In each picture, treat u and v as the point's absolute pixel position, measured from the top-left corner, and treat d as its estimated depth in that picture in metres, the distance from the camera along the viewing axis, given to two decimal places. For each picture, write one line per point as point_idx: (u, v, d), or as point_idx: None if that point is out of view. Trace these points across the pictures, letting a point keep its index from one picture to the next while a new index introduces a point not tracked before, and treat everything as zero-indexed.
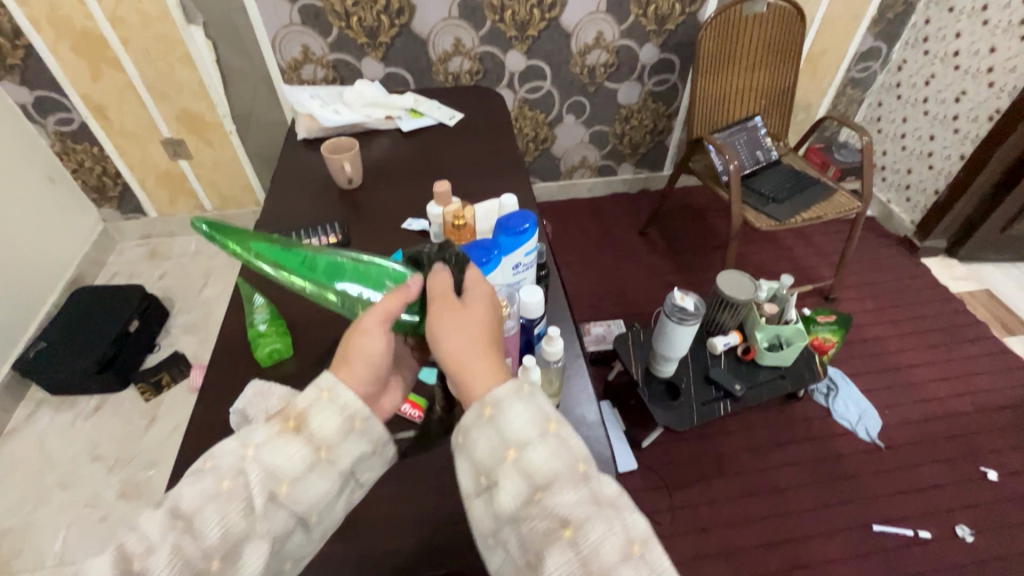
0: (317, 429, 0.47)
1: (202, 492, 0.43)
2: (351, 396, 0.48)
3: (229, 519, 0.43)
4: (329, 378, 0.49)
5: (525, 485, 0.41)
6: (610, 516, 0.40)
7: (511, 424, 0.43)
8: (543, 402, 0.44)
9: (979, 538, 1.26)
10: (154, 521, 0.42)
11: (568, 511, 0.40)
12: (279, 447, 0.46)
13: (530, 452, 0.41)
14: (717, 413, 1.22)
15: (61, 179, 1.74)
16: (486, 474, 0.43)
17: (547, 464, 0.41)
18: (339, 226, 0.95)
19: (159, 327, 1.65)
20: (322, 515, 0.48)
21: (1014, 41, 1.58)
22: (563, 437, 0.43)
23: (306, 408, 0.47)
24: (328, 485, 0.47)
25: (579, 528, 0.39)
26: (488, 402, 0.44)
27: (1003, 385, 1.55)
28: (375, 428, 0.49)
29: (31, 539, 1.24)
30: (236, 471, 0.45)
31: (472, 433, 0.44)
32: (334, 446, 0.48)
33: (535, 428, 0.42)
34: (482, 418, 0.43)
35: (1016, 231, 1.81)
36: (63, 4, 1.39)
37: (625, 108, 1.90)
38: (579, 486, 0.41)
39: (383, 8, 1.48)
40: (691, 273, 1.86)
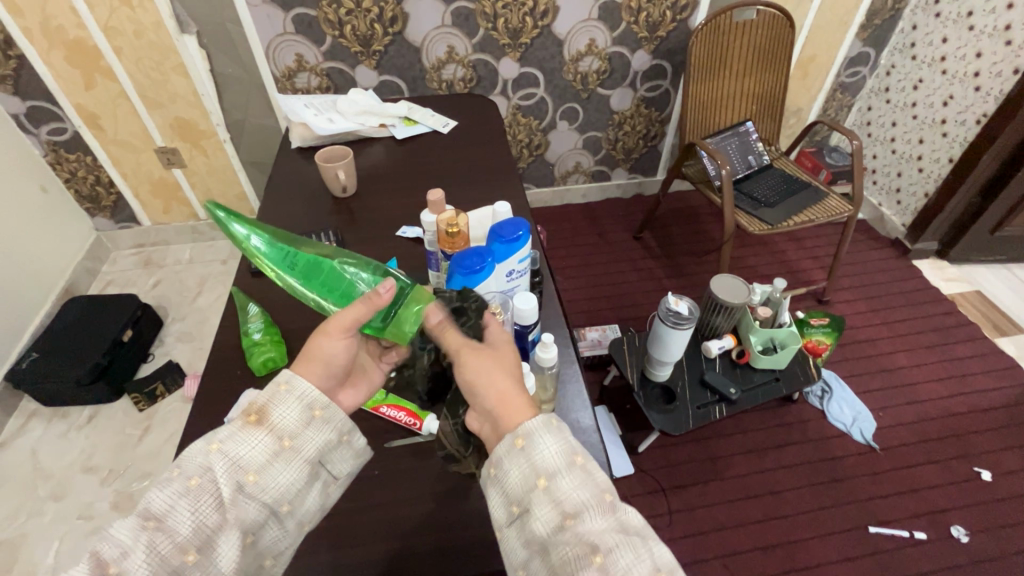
0: (279, 420, 0.50)
1: (171, 491, 0.45)
2: (308, 386, 0.51)
3: (200, 514, 0.45)
4: (287, 375, 0.52)
5: (556, 512, 0.44)
6: (636, 544, 0.42)
7: (541, 453, 0.46)
8: (570, 435, 0.48)
9: (974, 538, 1.27)
10: (124, 524, 0.44)
11: (596, 537, 0.42)
12: (242, 439, 0.48)
13: (560, 480, 0.45)
14: (712, 416, 1.23)
15: (55, 188, 1.73)
16: (518, 504, 0.46)
17: (575, 493, 0.44)
18: (334, 234, 0.96)
19: (153, 336, 1.64)
20: (294, 504, 0.50)
21: (1000, 46, 1.61)
22: (589, 468, 0.46)
23: (265, 401, 0.50)
24: (294, 473, 0.50)
25: (608, 556, 0.41)
26: (521, 434, 0.47)
27: (995, 385, 1.56)
28: (336, 417, 0.52)
29: (23, 552, 1.23)
30: (202, 468, 0.47)
31: (504, 463, 0.47)
32: (297, 436, 0.50)
33: (562, 459, 0.46)
34: (514, 449, 0.47)
35: (1006, 232, 1.83)
36: (56, 14, 1.39)
37: (618, 114, 1.91)
38: (606, 513, 0.44)
39: (377, 16, 1.49)
40: (685, 277, 1.87)
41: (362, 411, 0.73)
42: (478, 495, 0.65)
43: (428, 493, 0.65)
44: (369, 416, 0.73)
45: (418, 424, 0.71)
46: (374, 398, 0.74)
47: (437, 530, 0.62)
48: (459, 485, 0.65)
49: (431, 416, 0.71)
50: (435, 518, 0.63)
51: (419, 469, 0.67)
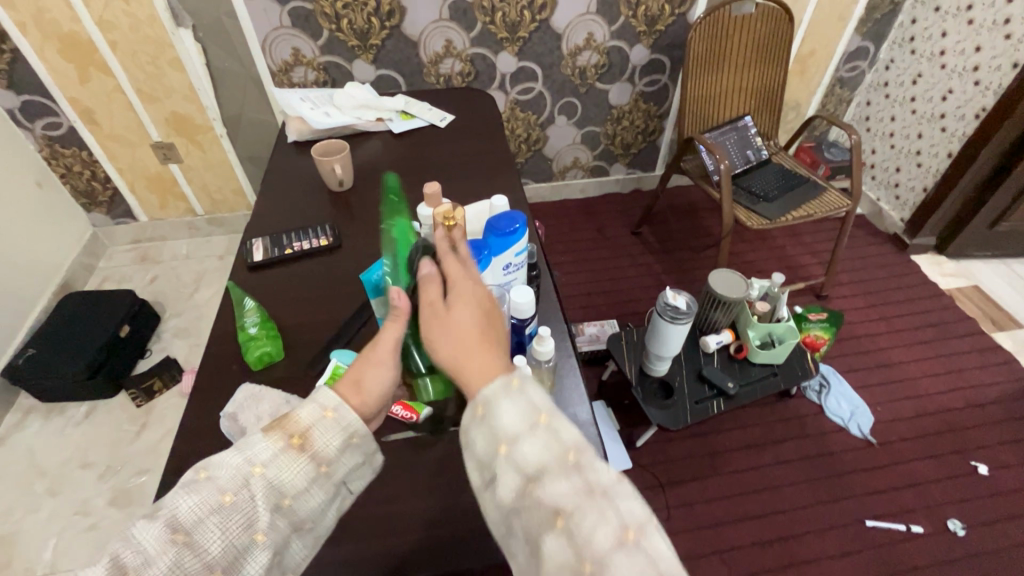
0: (320, 445, 0.48)
1: (203, 506, 0.44)
2: (355, 418, 0.50)
3: (230, 532, 0.44)
4: (333, 400, 0.50)
5: (518, 477, 0.39)
6: (601, 504, 0.36)
7: (500, 419, 0.41)
8: (533, 395, 0.42)
9: (970, 533, 1.27)
10: (151, 531, 0.43)
11: (558, 500, 0.37)
12: (284, 464, 0.47)
13: (520, 446, 0.40)
14: (711, 411, 1.23)
15: (51, 184, 1.73)
16: (485, 470, 0.41)
17: (533, 460, 0.39)
18: (331, 228, 0.95)
19: (150, 332, 1.64)
20: (317, 523, 0.50)
21: (999, 40, 1.60)
22: (554, 427, 0.40)
23: (309, 426, 0.49)
24: (324, 497, 0.49)
25: (570, 518, 0.36)
26: (480, 400, 0.42)
27: (992, 380, 1.57)
28: (372, 444, 0.51)
29: (20, 548, 1.22)
30: (238, 485, 0.46)
31: (469, 433, 0.42)
32: (333, 462, 0.49)
33: (523, 421, 0.40)
34: (476, 417, 0.42)
35: (1004, 228, 1.83)
36: (50, 7, 1.38)
37: (616, 109, 1.90)
38: (569, 475, 0.38)
39: (373, 10, 1.48)
40: (684, 272, 1.87)
41: None
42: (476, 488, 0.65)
43: (425, 488, 0.65)
44: None
45: (412, 415, 0.70)
46: None
47: (434, 525, 0.62)
48: (457, 480, 0.65)
49: (428, 410, 0.71)
50: (433, 513, 0.63)
51: (417, 464, 0.67)
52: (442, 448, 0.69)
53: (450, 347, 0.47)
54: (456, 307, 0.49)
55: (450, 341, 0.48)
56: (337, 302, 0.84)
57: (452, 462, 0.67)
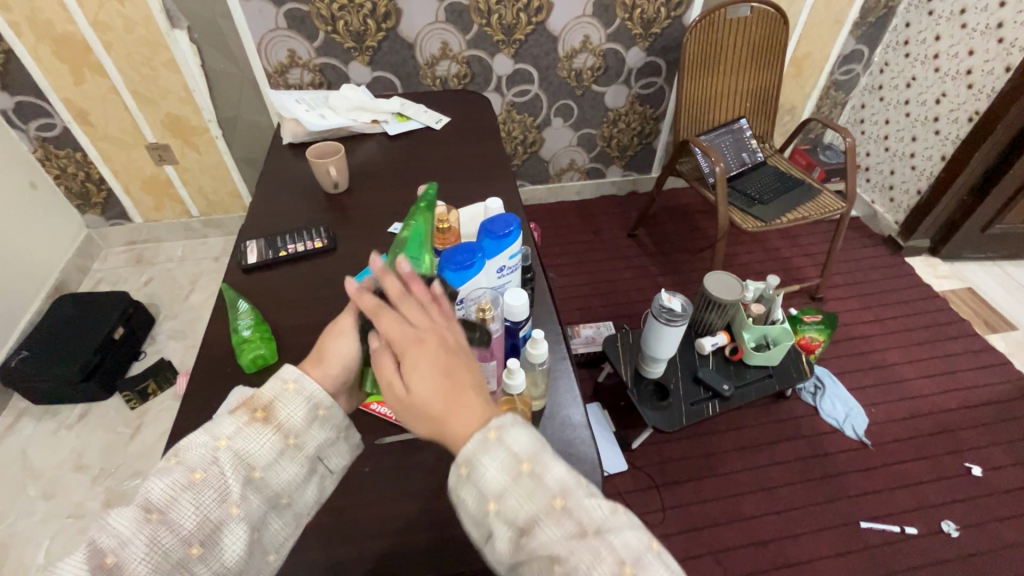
0: (285, 417, 0.50)
1: (174, 483, 0.45)
2: (316, 386, 0.52)
3: (203, 507, 0.45)
4: (294, 373, 0.53)
5: (511, 530, 0.41)
6: (594, 545, 0.39)
7: (484, 476, 0.42)
8: (512, 444, 0.43)
9: (964, 534, 1.27)
10: (125, 514, 0.43)
11: (551, 547, 0.40)
12: (250, 436, 0.48)
13: (509, 499, 0.41)
14: (706, 413, 1.23)
15: (45, 185, 1.72)
16: (481, 527, 0.43)
17: (523, 511, 0.41)
18: (326, 230, 0.95)
19: (144, 334, 1.63)
20: (294, 498, 0.50)
21: (992, 44, 1.61)
22: (537, 475, 0.42)
23: (272, 399, 0.50)
24: (297, 468, 0.50)
25: (567, 563, 0.39)
26: (463, 462, 0.43)
27: (986, 381, 1.57)
28: (339, 415, 0.53)
29: (13, 551, 1.22)
30: (208, 461, 0.46)
31: (459, 492, 0.44)
32: (301, 434, 0.51)
33: (507, 474, 0.42)
34: (461, 477, 0.43)
35: (997, 230, 1.84)
36: (44, 8, 1.37)
37: (613, 111, 1.91)
38: (560, 521, 0.40)
39: (369, 12, 1.48)
40: (679, 274, 1.88)
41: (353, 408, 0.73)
42: None
43: (418, 491, 0.65)
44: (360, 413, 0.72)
45: None
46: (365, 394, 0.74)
47: (427, 527, 0.62)
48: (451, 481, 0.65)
49: None
50: (426, 515, 0.63)
51: (410, 466, 0.67)
52: (436, 450, 0.69)
53: (426, 421, 0.46)
54: (413, 380, 0.46)
55: (423, 415, 0.46)
56: (331, 304, 0.84)
57: (445, 464, 0.67)
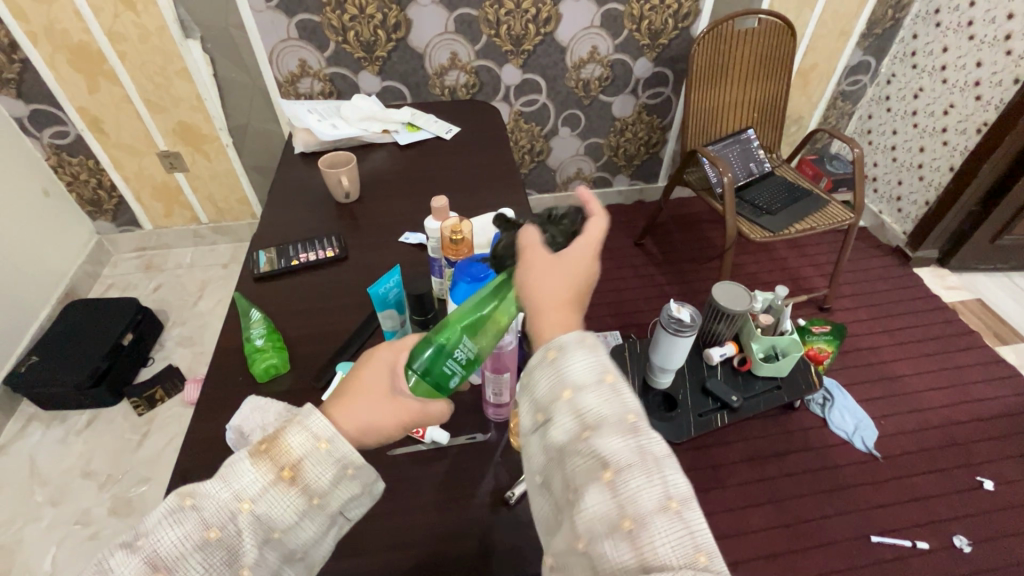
0: (311, 479, 0.47)
1: (188, 539, 0.44)
2: (348, 449, 0.48)
3: (213, 568, 0.44)
4: (327, 428, 0.48)
5: (576, 424, 0.44)
6: (651, 470, 0.41)
7: (570, 366, 0.45)
8: (603, 356, 0.46)
9: (976, 549, 1.26)
10: (131, 564, 0.42)
11: (610, 454, 0.42)
12: (273, 498, 0.46)
13: (584, 396, 0.44)
14: (714, 424, 1.22)
15: (57, 192, 1.74)
16: (542, 411, 0.46)
17: (597, 410, 0.43)
18: (338, 239, 0.96)
19: (153, 341, 1.64)
20: (309, 551, 0.49)
21: (1000, 55, 1.61)
22: (617, 389, 0.45)
23: (301, 458, 0.47)
24: (316, 527, 0.48)
25: (619, 473, 0.41)
26: (553, 346, 0.47)
27: (997, 394, 1.56)
28: (367, 474, 0.50)
29: (20, 557, 1.22)
30: (225, 520, 0.44)
31: (535, 373, 0.47)
32: (325, 494, 0.48)
33: (593, 374, 0.45)
34: (546, 362, 0.46)
35: (1006, 241, 1.83)
36: (60, 18, 1.39)
37: (619, 121, 1.91)
38: (626, 435, 0.43)
39: (380, 23, 1.49)
40: (686, 283, 1.88)
41: None
42: (481, 503, 0.65)
43: (432, 502, 0.65)
44: None
45: (420, 431, 0.71)
46: None
47: (440, 539, 0.62)
48: (463, 495, 0.65)
49: (434, 425, 0.71)
50: (437, 528, 0.62)
51: (422, 479, 0.67)
52: (449, 463, 0.69)
53: (564, 287, 0.51)
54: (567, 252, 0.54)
55: (549, 284, 0.51)
56: (342, 314, 0.84)
57: (457, 477, 0.67)
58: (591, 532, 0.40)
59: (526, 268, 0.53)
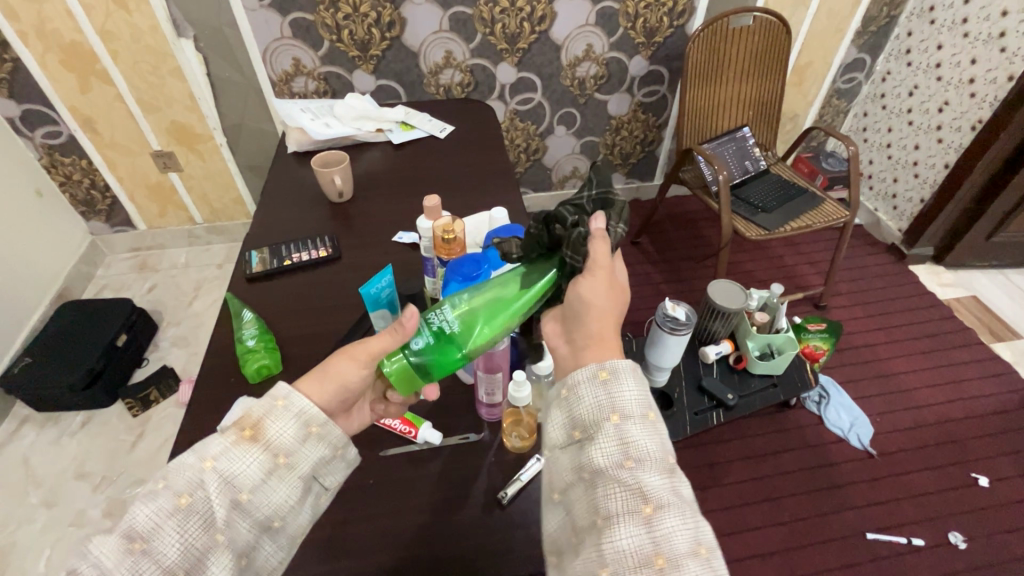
0: (274, 437, 0.48)
1: (159, 510, 0.43)
2: (306, 403, 0.50)
3: (189, 535, 0.43)
4: (283, 389, 0.51)
5: (619, 450, 0.44)
6: (685, 512, 0.42)
7: (623, 392, 0.46)
8: (648, 392, 0.48)
9: (972, 545, 1.26)
10: (107, 543, 0.42)
11: (650, 488, 0.43)
12: (238, 456, 0.46)
13: (631, 424, 0.45)
14: (710, 422, 1.23)
15: (50, 193, 1.73)
16: (582, 429, 0.46)
17: (640, 442, 0.44)
18: (330, 239, 0.96)
19: (148, 342, 1.63)
20: (287, 520, 0.49)
21: (994, 53, 1.62)
22: (658, 426, 0.46)
23: (260, 416, 0.48)
24: (289, 490, 0.48)
25: (656, 510, 0.42)
26: (606, 368, 0.47)
27: (992, 391, 1.56)
28: (332, 432, 0.51)
29: (13, 560, 1.21)
30: (194, 486, 0.45)
31: (581, 389, 0.47)
32: (292, 452, 0.49)
33: (639, 407, 0.46)
34: (596, 380, 0.47)
35: (1001, 238, 1.84)
36: (52, 17, 1.38)
37: (615, 119, 1.91)
38: (663, 473, 0.44)
39: (374, 21, 1.49)
40: (682, 282, 1.88)
41: None
42: (474, 503, 0.64)
43: (424, 503, 0.65)
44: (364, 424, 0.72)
45: (413, 432, 0.71)
46: None
47: (432, 540, 0.61)
48: (456, 495, 0.65)
49: (427, 424, 0.71)
50: (431, 529, 0.62)
51: (415, 479, 0.67)
52: (441, 463, 0.68)
53: (617, 306, 0.54)
54: (621, 273, 0.56)
55: (606, 299, 0.53)
56: (334, 314, 0.84)
57: (450, 476, 0.67)
58: (619, 563, 0.40)
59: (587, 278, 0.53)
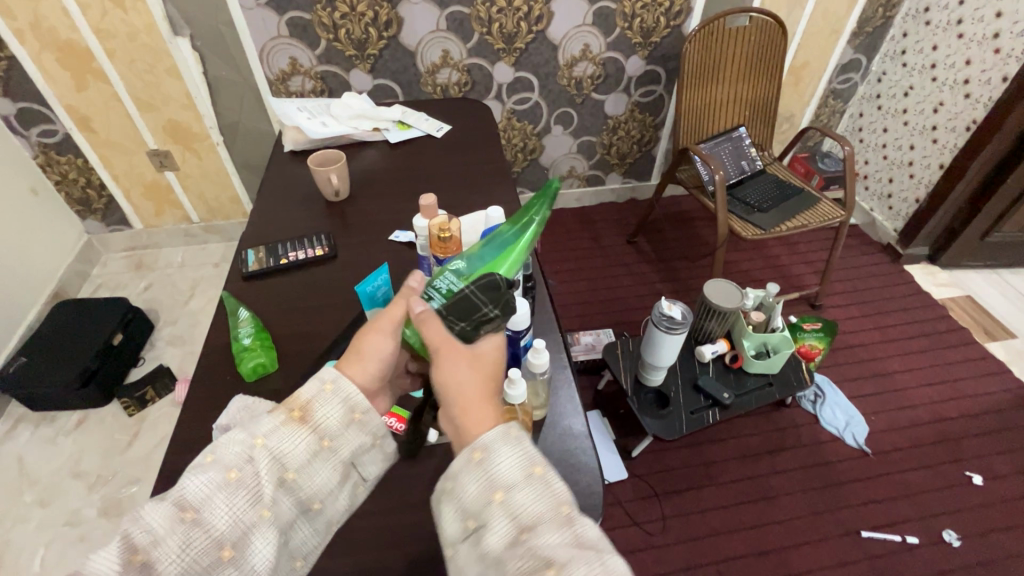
0: (320, 420, 0.50)
1: (211, 482, 0.45)
2: (352, 388, 0.51)
3: (237, 509, 0.45)
4: (332, 372, 0.52)
5: (510, 525, 0.43)
6: (593, 556, 0.41)
7: (499, 464, 0.45)
8: (531, 446, 0.47)
9: (965, 543, 1.27)
10: (162, 509, 0.44)
11: (550, 550, 0.41)
12: (287, 436, 0.48)
13: (515, 492, 0.44)
14: (706, 421, 1.22)
15: (46, 191, 1.72)
16: (474, 516, 0.45)
17: (529, 507, 0.43)
18: (327, 238, 0.96)
19: (144, 341, 1.63)
20: (325, 504, 0.50)
21: (989, 54, 1.63)
22: (548, 480, 0.45)
23: (309, 399, 0.50)
24: (329, 474, 0.50)
25: (563, 567, 0.40)
26: (479, 446, 0.46)
27: (986, 390, 1.57)
28: (375, 420, 0.52)
29: (8, 559, 1.21)
30: (243, 461, 0.46)
31: (462, 477, 0.46)
32: (336, 436, 0.50)
33: (521, 470, 0.45)
34: (473, 462, 0.46)
35: (995, 238, 1.85)
36: (47, 15, 1.38)
37: (612, 119, 1.91)
38: (561, 528, 0.43)
39: (371, 20, 1.49)
40: (679, 281, 1.88)
41: None
42: None
43: (420, 500, 0.65)
44: None
45: (409, 430, 0.71)
46: None
47: (428, 537, 0.61)
48: None
49: (422, 423, 0.71)
50: (427, 527, 0.62)
51: (412, 476, 0.67)
52: (438, 461, 0.69)
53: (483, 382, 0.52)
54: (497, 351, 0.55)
55: (468, 375, 0.52)
56: (331, 313, 0.84)
57: (445, 474, 0.67)
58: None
59: (445, 362, 0.52)
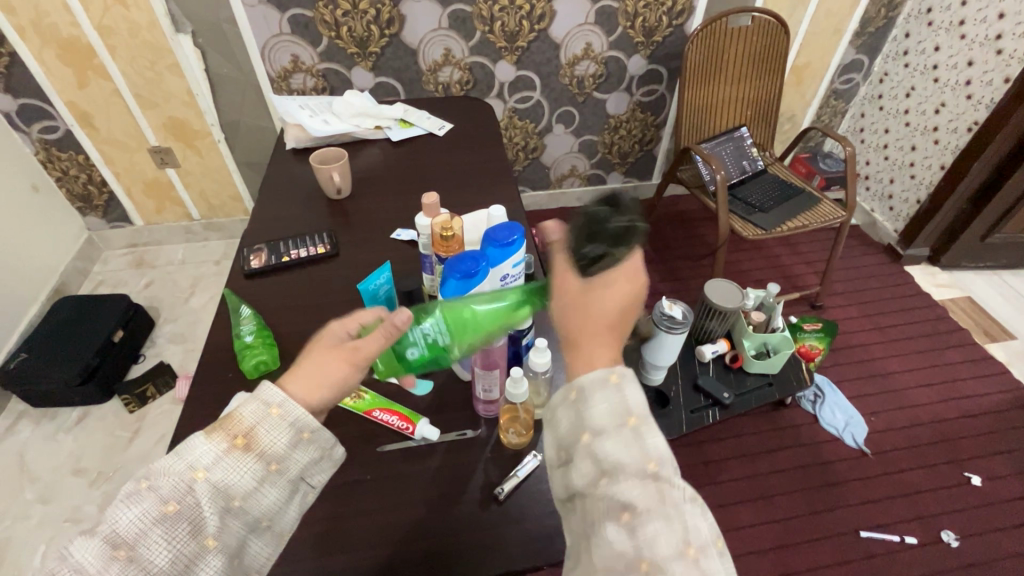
0: (265, 444, 0.47)
1: (145, 515, 0.43)
2: (300, 410, 0.49)
3: (176, 542, 0.43)
4: (278, 394, 0.49)
5: (595, 468, 0.44)
6: (670, 515, 0.41)
7: (592, 408, 0.45)
8: (628, 395, 0.45)
9: (964, 543, 1.27)
10: (92, 547, 0.42)
11: (629, 498, 0.41)
12: (229, 465, 0.46)
13: (604, 439, 0.44)
14: (706, 420, 1.24)
15: (46, 188, 1.72)
16: (563, 449, 0.47)
17: (616, 454, 0.43)
18: (329, 236, 0.96)
19: (144, 338, 1.63)
20: (276, 523, 0.49)
21: (991, 55, 1.63)
22: (640, 430, 0.44)
23: (252, 424, 0.47)
24: (279, 494, 0.48)
25: (637, 517, 0.41)
26: (574, 387, 0.46)
27: (986, 391, 1.57)
28: (325, 437, 0.50)
29: (9, 555, 1.21)
30: (182, 493, 0.44)
31: (556, 412, 0.47)
32: (283, 458, 0.48)
33: (613, 419, 0.45)
34: (566, 400, 0.46)
35: (996, 239, 1.85)
36: (49, 12, 1.38)
37: (614, 118, 1.91)
38: (645, 481, 0.42)
39: (373, 18, 1.49)
40: (680, 281, 1.88)
41: (356, 416, 0.73)
42: (472, 499, 0.65)
43: (420, 499, 0.65)
44: (362, 419, 0.72)
45: (410, 428, 0.70)
46: (366, 402, 0.73)
47: (427, 536, 0.62)
48: (453, 491, 0.66)
49: (424, 421, 0.70)
50: (427, 525, 0.62)
51: (413, 474, 0.67)
52: (440, 458, 0.69)
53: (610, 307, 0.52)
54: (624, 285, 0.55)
55: (598, 300, 0.52)
56: (332, 311, 0.84)
57: (446, 473, 0.67)
58: (609, 573, 0.40)
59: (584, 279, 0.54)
